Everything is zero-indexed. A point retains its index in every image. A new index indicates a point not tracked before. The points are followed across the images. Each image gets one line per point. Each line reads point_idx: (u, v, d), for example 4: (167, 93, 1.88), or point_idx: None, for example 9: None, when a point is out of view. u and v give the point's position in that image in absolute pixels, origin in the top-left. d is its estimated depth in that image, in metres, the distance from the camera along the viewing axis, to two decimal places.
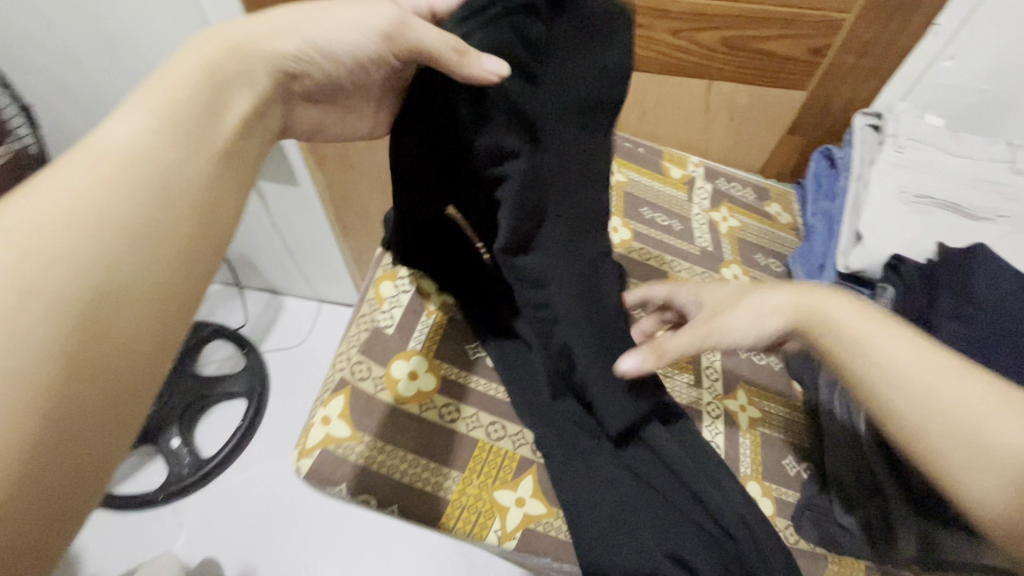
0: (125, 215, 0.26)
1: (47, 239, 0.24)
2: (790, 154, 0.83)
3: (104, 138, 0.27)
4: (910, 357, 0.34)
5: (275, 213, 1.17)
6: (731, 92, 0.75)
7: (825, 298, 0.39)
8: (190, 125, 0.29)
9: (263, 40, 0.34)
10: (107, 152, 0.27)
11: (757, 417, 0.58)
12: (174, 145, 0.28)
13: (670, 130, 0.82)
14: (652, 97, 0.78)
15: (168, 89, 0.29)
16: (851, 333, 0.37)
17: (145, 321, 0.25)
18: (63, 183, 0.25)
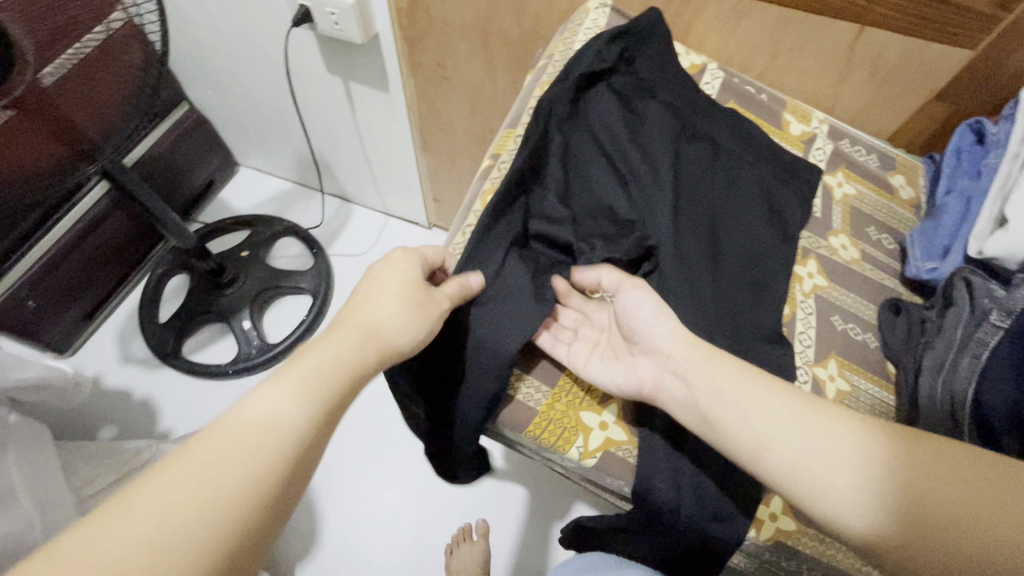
0: (267, 470, 0.38)
1: (251, 469, 0.37)
2: (929, 125, 0.75)
3: (275, 403, 0.40)
4: (787, 428, 0.45)
5: (359, 117, 1.18)
6: (883, 44, 0.67)
7: (760, 388, 0.47)
8: (330, 390, 0.42)
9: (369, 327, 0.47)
10: (270, 418, 0.39)
11: (845, 389, 0.58)
12: (309, 413, 0.40)
13: (798, 79, 0.75)
14: (788, 39, 0.71)
15: (324, 376, 0.42)
16: (773, 412, 0.46)
17: (238, 496, 0.36)
18: (257, 430, 0.38)
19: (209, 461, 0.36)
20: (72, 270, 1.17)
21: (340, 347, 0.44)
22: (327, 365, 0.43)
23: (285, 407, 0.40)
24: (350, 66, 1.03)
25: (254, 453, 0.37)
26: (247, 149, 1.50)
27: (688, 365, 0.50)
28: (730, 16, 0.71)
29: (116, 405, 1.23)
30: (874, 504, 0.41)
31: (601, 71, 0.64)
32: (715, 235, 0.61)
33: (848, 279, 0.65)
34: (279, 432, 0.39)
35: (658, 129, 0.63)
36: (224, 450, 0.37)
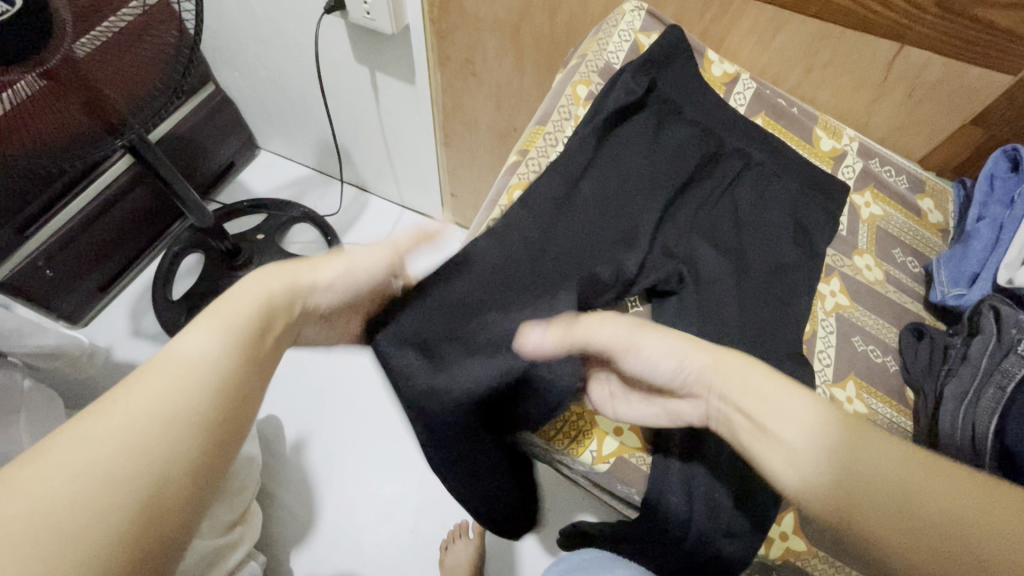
0: (192, 402, 0.35)
1: (171, 404, 0.35)
2: (962, 150, 0.74)
3: (182, 350, 0.37)
4: (814, 443, 0.39)
5: (383, 107, 1.18)
6: (922, 64, 0.66)
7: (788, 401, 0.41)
8: (244, 335, 0.41)
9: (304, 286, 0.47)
10: (183, 361, 0.37)
11: (862, 412, 0.57)
12: (227, 349, 0.39)
13: (832, 94, 0.74)
14: (825, 54, 0.70)
15: (232, 320, 0.41)
16: (794, 430, 0.40)
17: (160, 433, 0.33)
18: (170, 370, 0.36)
19: (132, 406, 0.34)
20: (92, 242, 1.18)
21: (252, 294, 0.43)
22: (241, 311, 0.42)
23: (203, 345, 0.38)
24: (377, 55, 1.03)
25: (173, 389, 0.35)
26: (268, 134, 1.51)
27: (715, 381, 0.45)
28: (767, 27, 0.70)
29: (125, 378, 1.25)
30: (828, 486, 0.38)
31: (630, 102, 0.61)
32: (737, 256, 0.60)
33: (871, 300, 0.64)
34: (200, 369, 0.37)
35: (685, 150, 0.61)
36: (147, 394, 0.35)
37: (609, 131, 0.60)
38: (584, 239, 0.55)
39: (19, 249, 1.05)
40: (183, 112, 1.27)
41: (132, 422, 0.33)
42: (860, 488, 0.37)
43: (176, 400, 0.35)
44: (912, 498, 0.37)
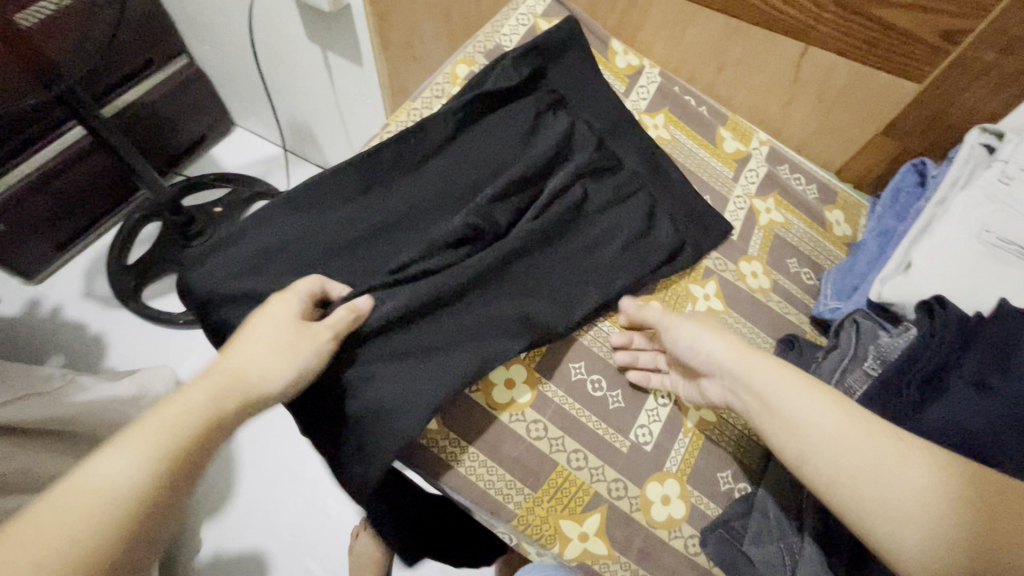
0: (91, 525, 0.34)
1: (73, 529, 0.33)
2: (877, 162, 0.70)
3: (115, 463, 0.36)
4: (831, 425, 0.41)
5: (338, 88, 1.18)
6: (828, 66, 0.63)
7: (792, 390, 0.44)
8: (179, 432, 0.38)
9: (248, 378, 0.42)
10: (107, 478, 0.35)
11: (707, 419, 0.57)
12: (155, 454, 0.37)
13: (746, 95, 0.72)
14: (734, 51, 0.67)
15: (175, 417, 0.39)
16: (795, 406, 0.43)
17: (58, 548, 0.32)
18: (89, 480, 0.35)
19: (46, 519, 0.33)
20: (49, 202, 1.21)
21: (196, 397, 0.40)
22: (170, 419, 0.38)
23: (132, 464, 0.36)
24: (326, 34, 1.03)
25: (78, 511, 0.34)
26: (242, 111, 1.53)
27: (738, 371, 0.47)
28: (677, 20, 0.68)
29: (71, 336, 1.27)
30: (861, 489, 0.38)
31: (506, 89, 0.60)
32: (596, 255, 0.57)
33: (749, 308, 0.61)
34: (120, 495, 0.35)
35: (555, 144, 0.58)
36: (68, 515, 0.33)
37: (474, 121, 0.59)
38: (415, 225, 0.54)
39: None
40: (151, 83, 1.29)
41: (57, 533, 0.33)
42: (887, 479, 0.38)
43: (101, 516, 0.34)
44: (944, 504, 0.35)
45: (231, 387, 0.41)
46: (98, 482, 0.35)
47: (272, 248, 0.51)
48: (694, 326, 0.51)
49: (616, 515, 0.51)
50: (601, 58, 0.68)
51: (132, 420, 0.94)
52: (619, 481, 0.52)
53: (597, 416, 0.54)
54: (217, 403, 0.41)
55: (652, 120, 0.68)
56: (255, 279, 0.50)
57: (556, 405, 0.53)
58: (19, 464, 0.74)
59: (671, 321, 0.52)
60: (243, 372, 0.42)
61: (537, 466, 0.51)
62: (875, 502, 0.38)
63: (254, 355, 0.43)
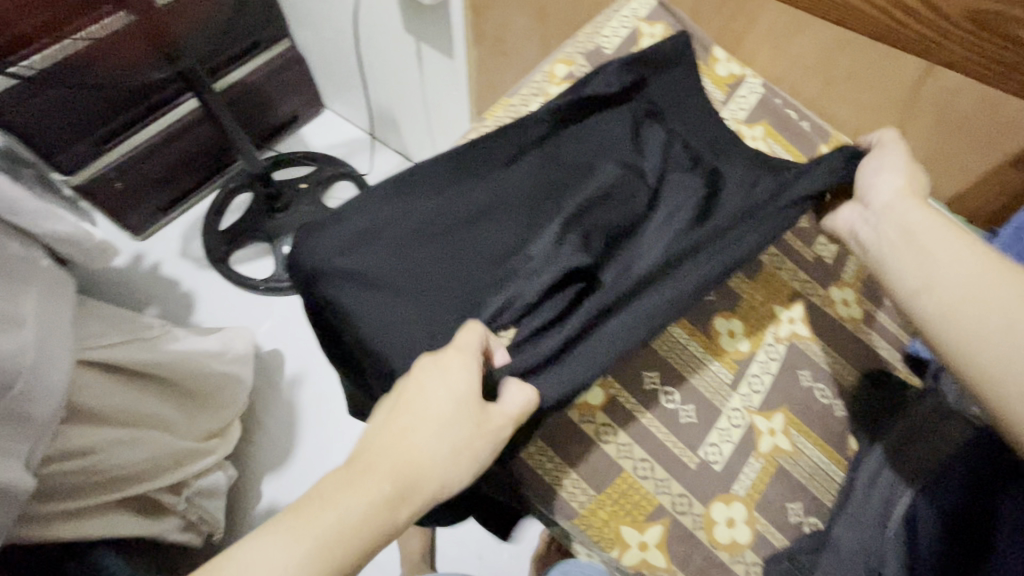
0: None
1: None
2: (998, 195, 0.65)
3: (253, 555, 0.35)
4: (935, 246, 0.46)
5: (427, 78, 1.22)
6: (954, 87, 0.58)
7: (920, 221, 0.48)
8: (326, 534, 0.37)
9: (382, 461, 0.40)
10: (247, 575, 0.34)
11: (784, 447, 0.52)
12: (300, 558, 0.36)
13: (853, 113, 0.68)
14: (844, 66, 0.64)
15: (325, 510, 0.37)
16: (918, 232, 0.47)
17: None
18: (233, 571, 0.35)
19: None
20: (160, 166, 1.33)
21: (347, 494, 0.38)
22: (320, 514, 0.37)
23: (288, 553, 0.35)
24: (423, 26, 1.07)
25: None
26: (332, 94, 1.61)
27: (888, 212, 0.50)
28: (785, 31, 0.65)
29: (166, 290, 1.40)
30: (944, 295, 0.43)
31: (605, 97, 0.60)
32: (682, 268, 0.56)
33: (837, 336, 0.58)
34: None
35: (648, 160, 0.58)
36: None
37: (568, 124, 0.60)
38: (503, 221, 0.55)
39: (95, 159, 1.19)
40: (256, 62, 1.38)
41: None
42: (992, 304, 0.41)
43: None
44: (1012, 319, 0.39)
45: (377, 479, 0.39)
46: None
47: (370, 230, 0.54)
48: (879, 162, 0.54)
49: (678, 530, 0.51)
50: (702, 65, 0.67)
51: (215, 374, 1.01)
52: (684, 497, 0.51)
53: (668, 430, 0.52)
54: (390, 509, 0.39)
55: (749, 132, 0.66)
56: (354, 258, 0.53)
57: (627, 415, 0.52)
58: (119, 399, 0.82)
59: (869, 162, 0.55)
60: (404, 469, 0.40)
61: (603, 471, 0.51)
62: (969, 325, 0.41)
63: (411, 445, 0.40)
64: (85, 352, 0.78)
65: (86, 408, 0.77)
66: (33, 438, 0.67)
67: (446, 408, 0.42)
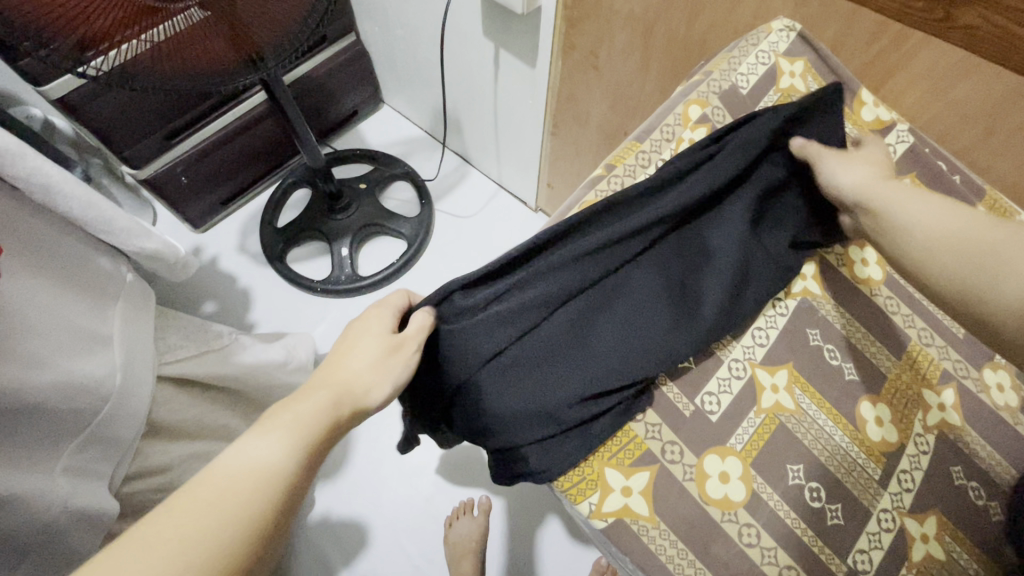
0: (235, 508, 0.35)
1: (203, 516, 0.34)
2: None
3: (247, 453, 0.37)
4: (931, 214, 0.45)
5: (501, 85, 1.16)
6: None
7: (902, 196, 0.47)
8: (312, 435, 0.40)
9: (356, 382, 0.44)
10: (245, 467, 0.37)
11: (935, 556, 0.47)
12: (293, 454, 0.39)
13: (1011, 169, 0.61)
14: (1011, 120, 0.57)
15: (306, 418, 0.41)
16: (905, 208, 0.47)
17: (223, 531, 0.34)
18: (227, 471, 0.36)
19: (196, 496, 0.35)
20: (224, 160, 1.31)
21: (319, 405, 0.42)
22: (306, 421, 0.41)
23: (271, 451, 0.38)
24: (507, 34, 1.01)
25: (215, 500, 0.35)
26: (394, 91, 1.57)
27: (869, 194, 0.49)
28: (945, 76, 0.58)
29: (223, 285, 1.39)
30: (953, 262, 0.43)
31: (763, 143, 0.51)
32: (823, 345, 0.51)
33: (991, 427, 0.52)
34: (270, 479, 0.37)
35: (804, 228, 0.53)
36: (208, 504, 0.34)
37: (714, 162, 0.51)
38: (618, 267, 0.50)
39: (164, 154, 1.18)
40: (323, 57, 1.34)
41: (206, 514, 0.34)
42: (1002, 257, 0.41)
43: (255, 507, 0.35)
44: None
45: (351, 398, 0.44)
46: (226, 481, 0.36)
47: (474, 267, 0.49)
48: (835, 158, 0.51)
49: None
50: None
51: (279, 383, 1.00)
52: None
53: (814, 532, 0.45)
54: (337, 407, 0.43)
55: None
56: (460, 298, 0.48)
57: (772, 511, 0.45)
58: (194, 413, 0.81)
59: (827, 156, 0.51)
60: (358, 382, 0.45)
61: (747, 572, 0.43)
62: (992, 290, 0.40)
63: (361, 363, 0.45)
64: (164, 368, 0.77)
65: (164, 424, 0.76)
66: (117, 459, 0.66)
67: (374, 329, 0.48)
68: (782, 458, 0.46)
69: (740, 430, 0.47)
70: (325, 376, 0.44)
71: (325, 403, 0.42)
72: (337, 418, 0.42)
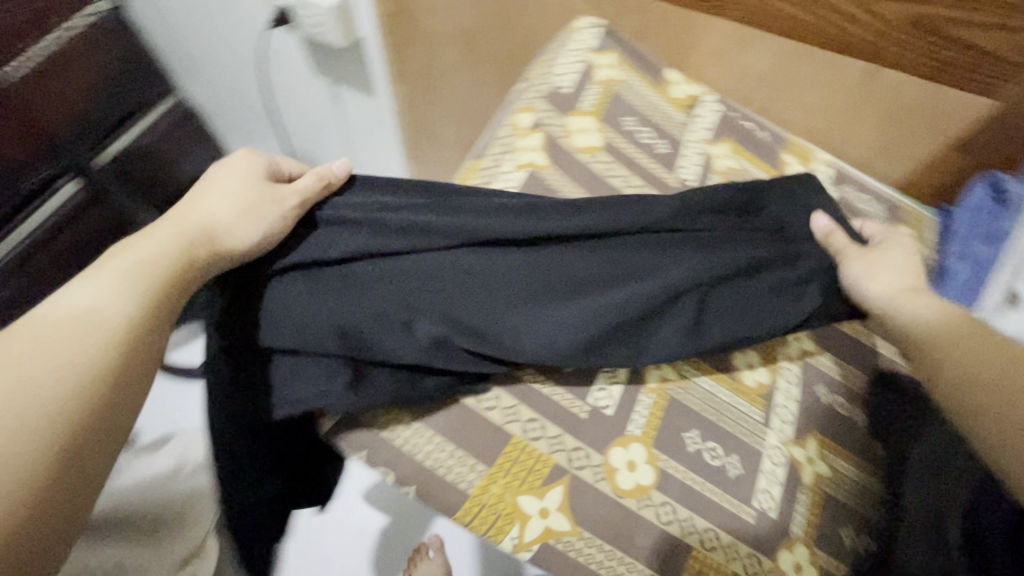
0: (66, 380, 0.32)
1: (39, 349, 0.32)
2: (941, 175, 0.69)
3: (74, 301, 0.35)
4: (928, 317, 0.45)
5: (347, 120, 1.12)
6: (897, 85, 0.61)
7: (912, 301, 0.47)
8: (156, 290, 0.38)
9: (217, 226, 0.43)
10: (86, 317, 0.34)
11: (823, 473, 0.52)
12: (135, 302, 0.37)
13: (804, 115, 0.70)
14: (793, 73, 0.65)
15: (145, 271, 0.38)
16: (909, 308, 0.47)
17: (49, 414, 0.31)
18: (67, 318, 0.34)
19: (23, 351, 0.32)
20: (61, 254, 1.11)
21: (163, 243, 0.40)
22: (154, 267, 0.39)
23: (99, 295, 0.36)
24: (338, 69, 0.97)
25: (40, 353, 0.32)
26: (238, 143, 1.45)
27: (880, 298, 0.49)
28: (733, 44, 0.65)
29: None
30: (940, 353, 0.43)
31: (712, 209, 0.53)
32: None
33: (840, 343, 0.59)
34: (110, 332, 0.35)
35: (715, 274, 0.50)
36: (28, 345, 0.32)
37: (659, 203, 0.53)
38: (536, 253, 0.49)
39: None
40: None
41: (30, 371, 0.31)
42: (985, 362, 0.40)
43: (32, 441, 0.29)
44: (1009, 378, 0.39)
45: (203, 249, 0.42)
46: (51, 344, 0.33)
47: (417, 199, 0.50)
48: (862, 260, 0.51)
49: None
50: (658, 90, 0.65)
51: None
52: (752, 556, 0.47)
53: (720, 490, 0.48)
54: (192, 251, 0.41)
55: (716, 150, 0.65)
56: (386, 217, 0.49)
57: (680, 483, 0.47)
58: None
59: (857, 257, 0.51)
60: (210, 215, 0.43)
61: (672, 548, 0.45)
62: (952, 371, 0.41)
63: (225, 199, 0.44)
64: None
65: None
66: None
67: (240, 168, 0.46)
68: (676, 429, 0.49)
69: (634, 417, 0.49)
70: (175, 226, 0.42)
71: (179, 272, 0.40)
72: (180, 294, 0.40)
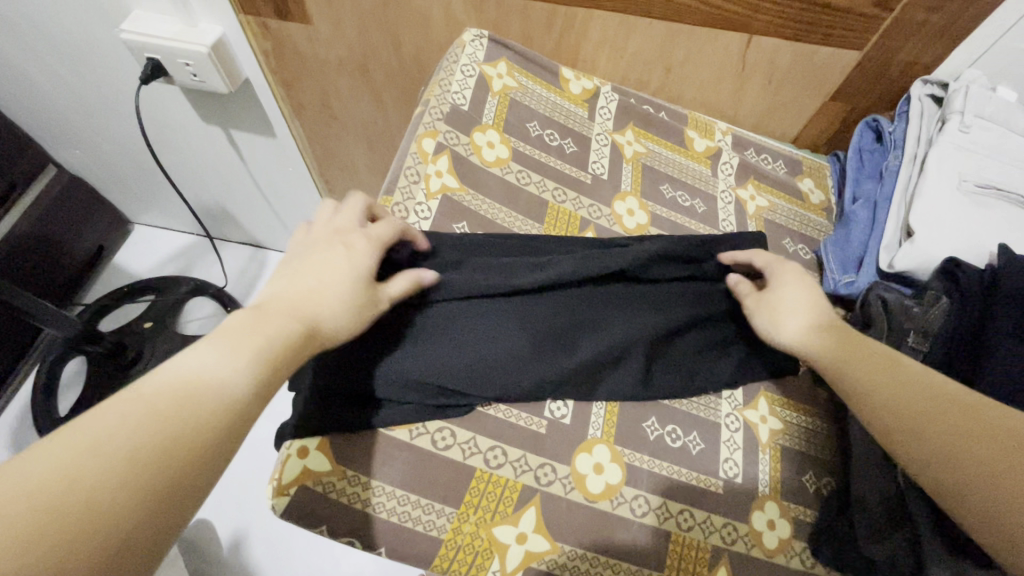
0: (148, 460, 0.27)
1: (126, 431, 0.27)
2: (827, 125, 0.74)
3: (196, 361, 0.31)
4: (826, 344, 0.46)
5: (252, 164, 1.06)
6: (773, 49, 0.64)
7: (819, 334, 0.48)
8: (274, 360, 0.34)
9: (305, 298, 0.39)
10: (190, 376, 0.30)
11: (776, 428, 0.55)
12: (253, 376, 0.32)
13: (698, 91, 0.73)
14: (680, 53, 0.67)
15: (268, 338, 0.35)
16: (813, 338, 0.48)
17: (123, 500, 0.25)
18: (168, 376, 0.30)
19: (115, 417, 0.27)
20: None
21: (277, 320, 0.36)
22: (263, 341, 0.34)
23: (226, 366, 0.32)
24: (229, 114, 0.91)
25: (139, 427, 0.27)
26: (137, 208, 1.35)
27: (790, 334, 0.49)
28: (618, 34, 0.66)
29: None
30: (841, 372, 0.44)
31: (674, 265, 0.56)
32: None
33: None
34: (218, 399, 0.30)
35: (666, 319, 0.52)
36: (104, 437, 0.26)
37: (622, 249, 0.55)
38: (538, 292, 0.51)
39: None
40: (20, 208, 1.08)
41: (109, 435, 0.26)
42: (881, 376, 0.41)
43: (77, 554, 0.23)
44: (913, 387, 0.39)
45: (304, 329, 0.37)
46: (135, 405, 0.28)
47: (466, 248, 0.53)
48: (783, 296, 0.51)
49: (738, 560, 0.48)
50: (556, 89, 0.66)
51: None
52: (728, 525, 0.49)
53: (686, 469, 0.49)
54: (307, 343, 0.37)
55: (623, 139, 0.66)
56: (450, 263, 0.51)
57: (648, 472, 0.48)
58: None
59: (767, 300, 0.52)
60: (318, 299, 0.39)
61: (653, 538, 0.46)
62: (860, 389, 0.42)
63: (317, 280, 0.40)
64: None
65: None
66: None
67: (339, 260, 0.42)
68: (636, 422, 0.50)
69: (593, 419, 0.49)
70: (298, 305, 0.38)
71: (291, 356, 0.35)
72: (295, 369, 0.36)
